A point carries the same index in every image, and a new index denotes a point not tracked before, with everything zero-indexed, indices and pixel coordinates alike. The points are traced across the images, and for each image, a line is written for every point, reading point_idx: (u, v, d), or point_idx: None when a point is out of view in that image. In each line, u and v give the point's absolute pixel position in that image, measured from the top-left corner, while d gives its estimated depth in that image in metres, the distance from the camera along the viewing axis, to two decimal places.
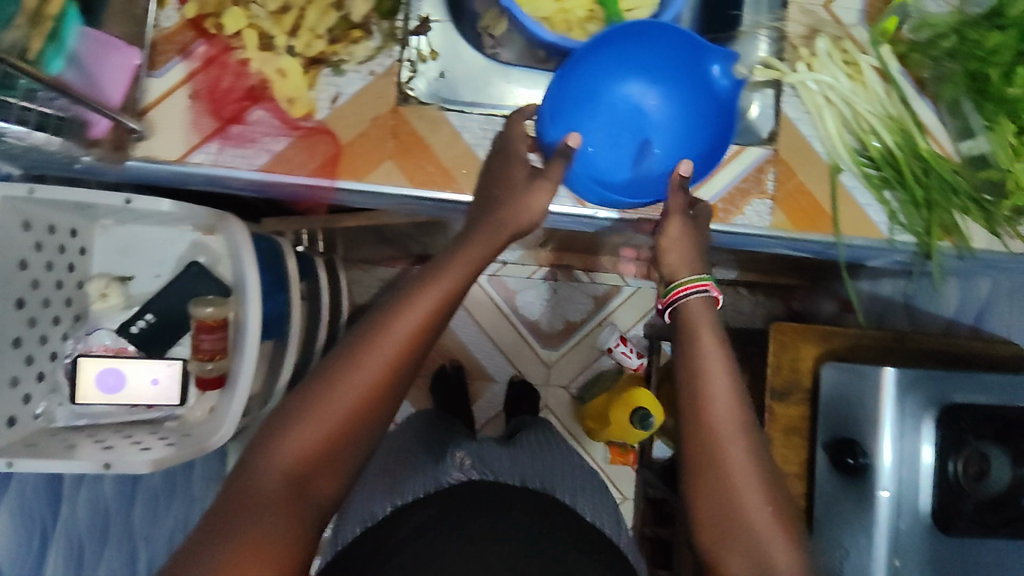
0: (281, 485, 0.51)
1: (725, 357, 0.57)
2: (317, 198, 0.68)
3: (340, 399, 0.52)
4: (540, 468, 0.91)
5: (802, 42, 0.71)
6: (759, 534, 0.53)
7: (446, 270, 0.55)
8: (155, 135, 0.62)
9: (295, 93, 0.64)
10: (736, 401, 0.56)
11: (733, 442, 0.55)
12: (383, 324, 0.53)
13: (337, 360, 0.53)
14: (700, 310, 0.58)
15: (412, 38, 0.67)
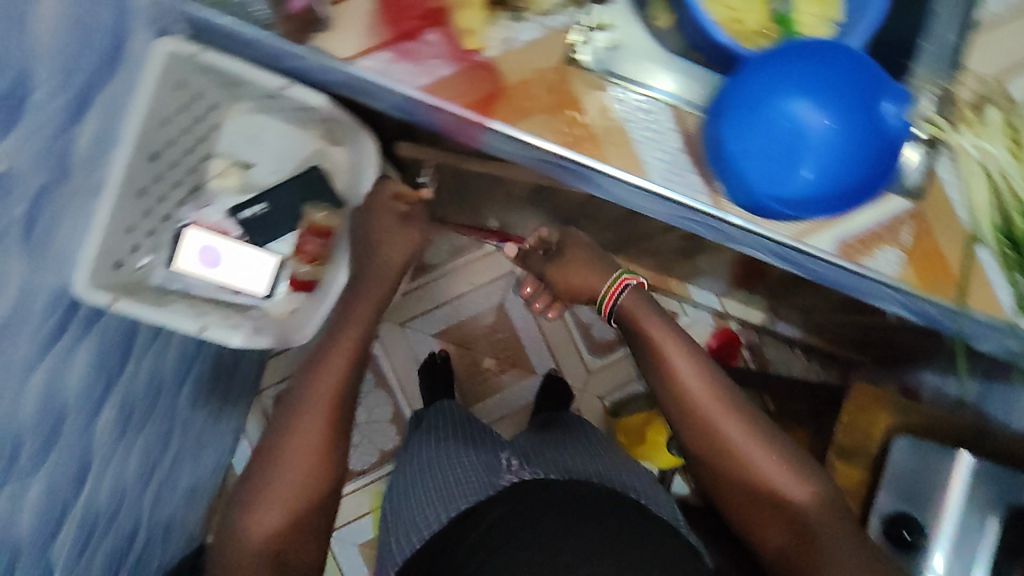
0: (264, 559, 0.67)
1: (677, 343, 0.78)
2: (462, 133, 0.69)
3: (299, 468, 0.69)
4: (568, 458, 0.90)
5: (969, 107, 0.68)
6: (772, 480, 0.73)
7: (335, 340, 0.75)
8: (334, 30, 0.64)
9: (472, 26, 0.65)
10: (725, 396, 0.76)
11: (728, 420, 0.74)
12: (340, 337, 0.75)
13: (266, 467, 0.69)
14: (636, 302, 0.82)
15: (593, 6, 0.68)
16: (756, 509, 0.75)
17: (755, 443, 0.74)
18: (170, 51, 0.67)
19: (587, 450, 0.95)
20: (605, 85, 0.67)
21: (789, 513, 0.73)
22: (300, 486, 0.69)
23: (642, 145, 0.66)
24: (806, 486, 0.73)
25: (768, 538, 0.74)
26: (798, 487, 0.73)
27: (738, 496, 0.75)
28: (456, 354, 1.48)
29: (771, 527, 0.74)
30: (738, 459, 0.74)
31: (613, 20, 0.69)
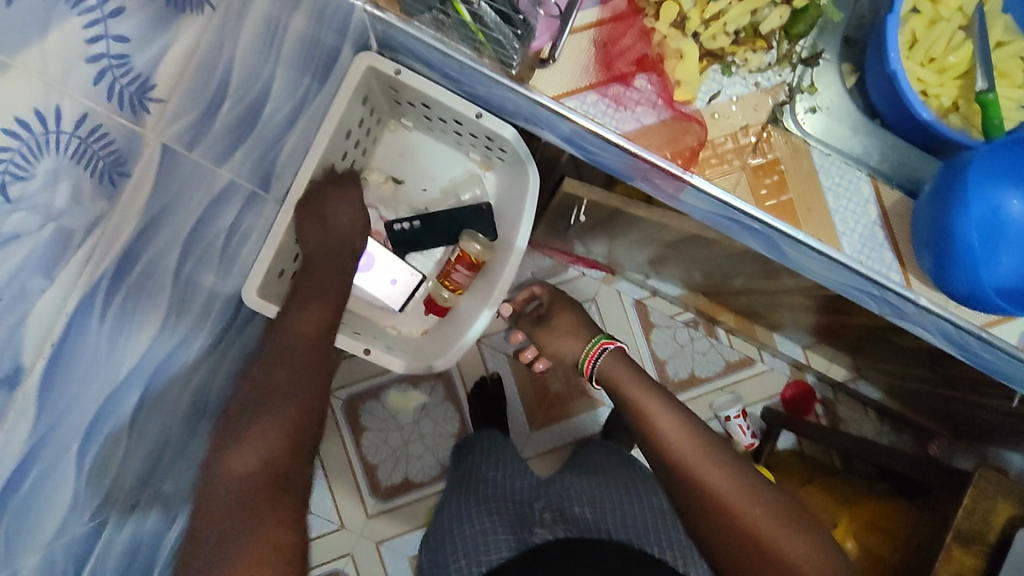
0: (254, 484, 0.56)
1: (662, 406, 0.77)
2: (649, 179, 0.68)
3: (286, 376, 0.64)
4: (608, 500, 0.85)
5: None
6: (772, 534, 0.65)
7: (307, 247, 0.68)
8: (549, 67, 0.62)
9: (685, 76, 0.63)
10: (699, 446, 0.71)
11: (710, 471, 0.69)
12: (325, 277, 0.69)
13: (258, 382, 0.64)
14: (612, 360, 0.83)
15: (801, 67, 0.66)
16: (738, 554, 0.65)
17: (721, 474, 0.69)
18: (370, 64, 0.66)
19: (633, 488, 0.87)
20: (806, 149, 0.66)
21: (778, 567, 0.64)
22: (288, 416, 0.61)
23: (838, 216, 0.65)
24: (789, 528, 0.65)
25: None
26: (804, 549, 0.64)
27: (720, 542, 0.66)
28: (525, 375, 1.46)
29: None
30: (717, 500, 0.67)
31: (818, 82, 0.67)
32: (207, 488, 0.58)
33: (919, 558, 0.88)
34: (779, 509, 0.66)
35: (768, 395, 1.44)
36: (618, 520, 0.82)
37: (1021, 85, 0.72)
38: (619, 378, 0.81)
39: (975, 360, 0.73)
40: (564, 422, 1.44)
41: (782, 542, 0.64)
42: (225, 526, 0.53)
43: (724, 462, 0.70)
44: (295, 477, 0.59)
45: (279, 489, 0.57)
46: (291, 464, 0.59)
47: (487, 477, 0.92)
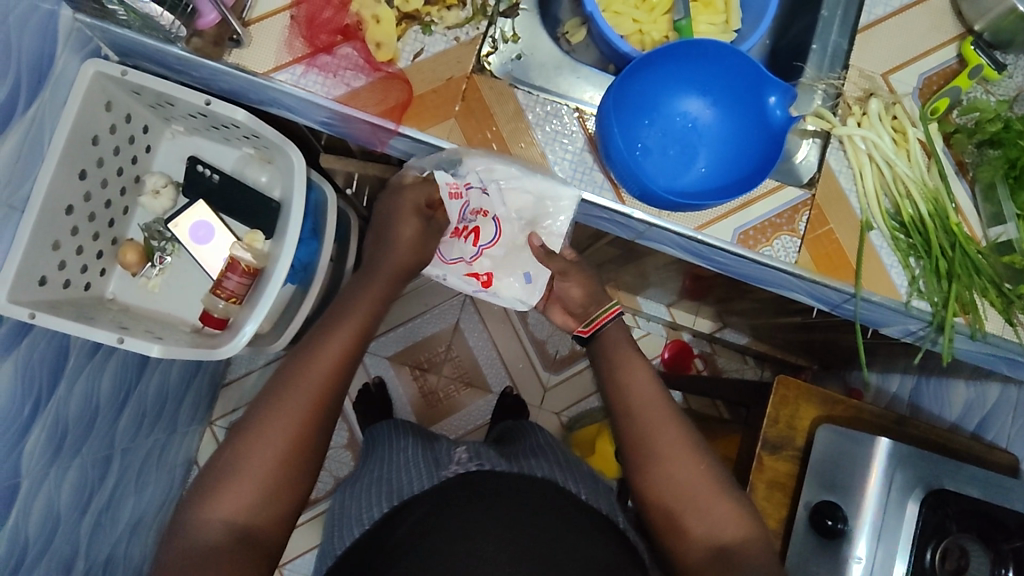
0: (222, 537, 0.60)
1: (633, 356, 0.79)
2: (378, 138, 0.72)
3: (280, 429, 0.64)
4: (528, 456, 0.84)
5: (856, 102, 0.73)
6: (703, 501, 0.70)
7: (358, 304, 0.72)
8: (249, 46, 0.67)
9: (383, 38, 0.68)
10: (660, 407, 0.74)
11: (660, 430, 0.73)
12: (347, 314, 0.71)
13: (250, 429, 0.64)
14: (613, 329, 0.81)
15: (500, 18, 0.73)
16: (666, 508, 0.71)
17: (684, 460, 0.72)
18: (98, 70, 0.70)
19: (554, 455, 0.87)
20: (512, 89, 0.70)
21: (704, 523, 0.69)
22: (262, 473, 0.63)
23: (551, 149, 0.70)
24: (721, 480, 0.71)
25: (683, 552, 0.69)
26: (730, 513, 0.69)
27: (646, 490, 0.72)
28: (411, 377, 1.48)
29: (693, 547, 0.69)
30: (662, 465, 0.72)
31: (520, 30, 0.74)
32: (181, 525, 0.62)
33: (746, 472, 0.90)
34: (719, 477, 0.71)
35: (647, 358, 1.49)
36: (545, 467, 0.81)
37: (724, 12, 0.79)
38: (613, 340, 0.80)
39: (731, 270, 0.76)
40: (450, 417, 1.46)
41: (712, 513, 0.69)
42: (189, 567, 0.58)
43: (675, 422, 0.74)
44: (265, 533, 0.63)
45: (246, 546, 0.61)
46: (260, 524, 0.63)
47: (401, 446, 0.92)
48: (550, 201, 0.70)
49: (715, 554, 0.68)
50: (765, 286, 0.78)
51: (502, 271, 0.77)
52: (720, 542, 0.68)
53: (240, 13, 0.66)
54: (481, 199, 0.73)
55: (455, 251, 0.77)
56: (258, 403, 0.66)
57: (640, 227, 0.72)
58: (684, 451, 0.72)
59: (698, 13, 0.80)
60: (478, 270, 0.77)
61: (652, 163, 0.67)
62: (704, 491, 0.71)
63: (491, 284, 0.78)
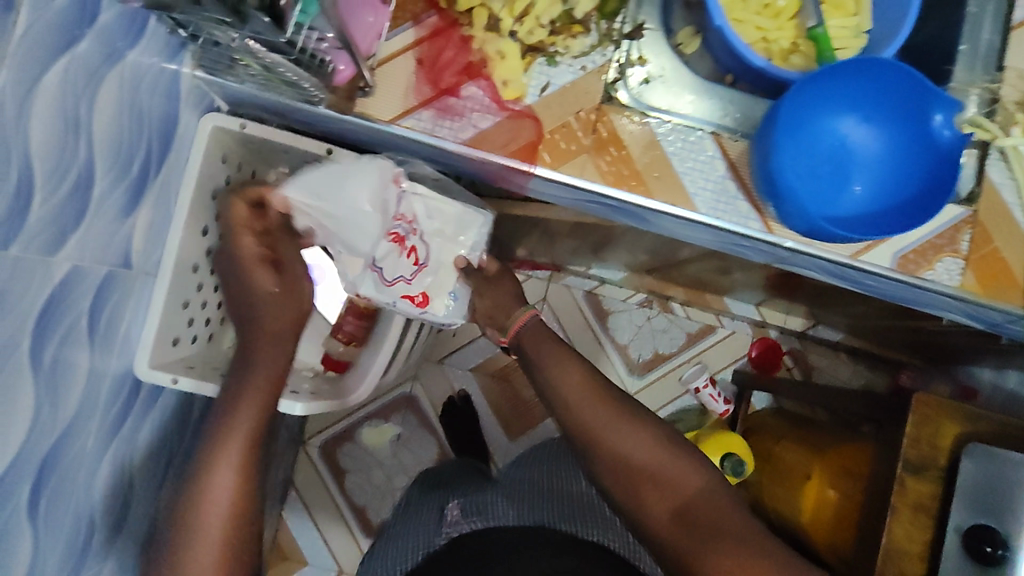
0: None
1: (558, 352, 0.78)
2: (505, 177, 0.70)
3: (213, 499, 0.62)
4: (538, 492, 0.90)
5: (1017, 107, 0.67)
6: (652, 469, 0.68)
7: (258, 348, 0.70)
8: (375, 93, 0.64)
9: (510, 76, 0.65)
10: (591, 391, 0.73)
11: (592, 408, 0.72)
12: (251, 359, 0.70)
13: (182, 513, 0.62)
14: (535, 333, 0.81)
15: (625, 42, 0.68)
16: (622, 482, 0.69)
17: (628, 433, 0.70)
18: (217, 125, 0.69)
19: (566, 483, 0.91)
20: (643, 118, 0.67)
21: (662, 486, 0.67)
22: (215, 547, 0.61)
23: (690, 179, 0.67)
24: (667, 448, 0.69)
25: (651, 522, 0.66)
26: (677, 471, 0.67)
27: (604, 470, 0.70)
28: (495, 388, 1.45)
29: (657, 516, 0.66)
30: (607, 442, 0.70)
31: (647, 52, 0.69)
32: None
33: (879, 493, 0.87)
34: (663, 441, 0.70)
35: (734, 358, 1.45)
36: (544, 510, 0.87)
37: (856, 13, 0.74)
38: (545, 347, 0.80)
39: (874, 292, 0.72)
40: (535, 429, 1.44)
41: (673, 476, 0.67)
42: None
43: (613, 402, 0.72)
44: None
45: None
46: None
47: (431, 491, 1.01)
48: (466, 221, 0.80)
49: (677, 515, 0.65)
50: (916, 307, 0.74)
51: (433, 291, 0.81)
52: (682, 502, 0.66)
53: (366, 58, 0.64)
54: (412, 211, 0.77)
55: (395, 270, 0.77)
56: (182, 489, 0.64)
57: (785, 255, 0.69)
58: (622, 426, 0.70)
59: (829, 16, 0.74)
60: (414, 292, 0.79)
61: (807, 189, 0.62)
62: (651, 459, 0.68)
63: (425, 303, 0.81)
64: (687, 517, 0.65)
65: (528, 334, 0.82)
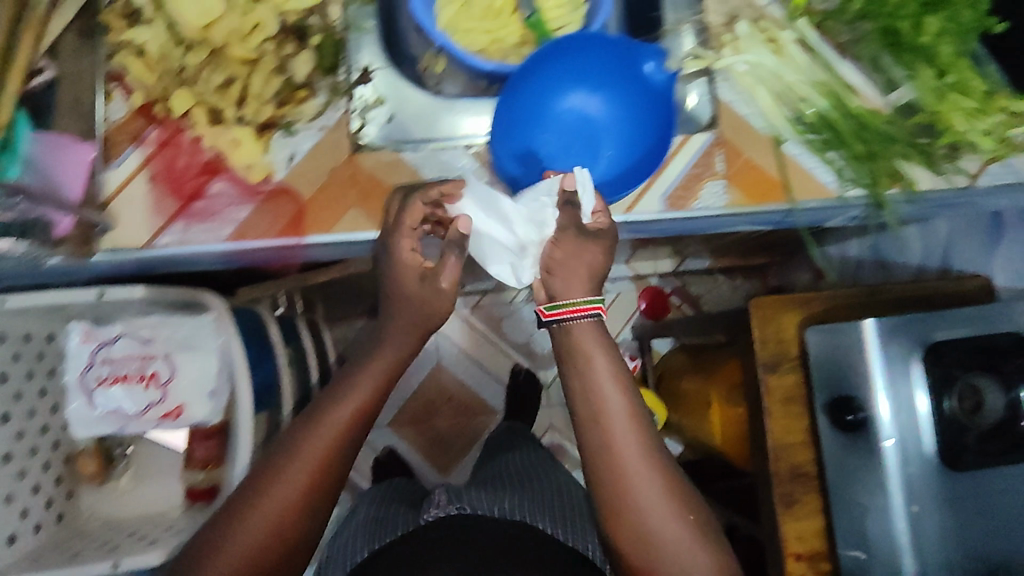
0: None
1: (614, 378, 0.64)
2: (287, 257, 0.70)
3: (283, 487, 0.64)
4: (519, 489, 0.93)
5: (723, 30, 0.72)
6: (671, 547, 0.64)
7: (368, 365, 0.70)
8: (117, 225, 0.63)
9: (251, 159, 0.65)
10: (617, 373, 0.65)
11: (597, 357, 0.64)
12: (360, 371, 0.70)
13: (258, 482, 0.65)
14: (590, 332, 0.64)
15: (357, 88, 0.70)
16: (638, 551, 0.65)
17: (616, 391, 0.64)
18: None
19: (559, 487, 0.95)
20: (399, 155, 0.68)
21: (634, 512, 0.64)
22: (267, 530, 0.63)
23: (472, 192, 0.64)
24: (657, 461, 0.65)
25: (616, 536, 0.65)
26: (689, 545, 0.64)
27: (593, 450, 0.65)
28: (414, 433, 1.43)
29: (625, 544, 0.65)
30: (629, 485, 0.64)
31: (383, 91, 0.72)
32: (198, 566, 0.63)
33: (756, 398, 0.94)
34: (675, 495, 0.65)
35: (629, 316, 1.51)
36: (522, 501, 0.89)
37: None
38: (594, 368, 0.64)
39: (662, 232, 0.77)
40: (474, 447, 1.43)
41: (657, 518, 0.64)
42: None
43: (625, 390, 0.65)
44: None
45: None
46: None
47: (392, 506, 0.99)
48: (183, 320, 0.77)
49: (639, 541, 0.64)
50: (714, 230, 0.79)
51: (191, 398, 0.76)
52: (644, 535, 0.64)
53: (96, 196, 0.62)
54: (138, 352, 0.75)
55: (140, 402, 0.75)
56: (267, 463, 0.66)
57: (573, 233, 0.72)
58: (624, 408, 0.64)
59: None
60: (168, 407, 0.76)
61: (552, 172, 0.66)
62: (626, 452, 0.64)
63: (184, 412, 0.76)
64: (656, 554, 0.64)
65: (580, 336, 0.64)
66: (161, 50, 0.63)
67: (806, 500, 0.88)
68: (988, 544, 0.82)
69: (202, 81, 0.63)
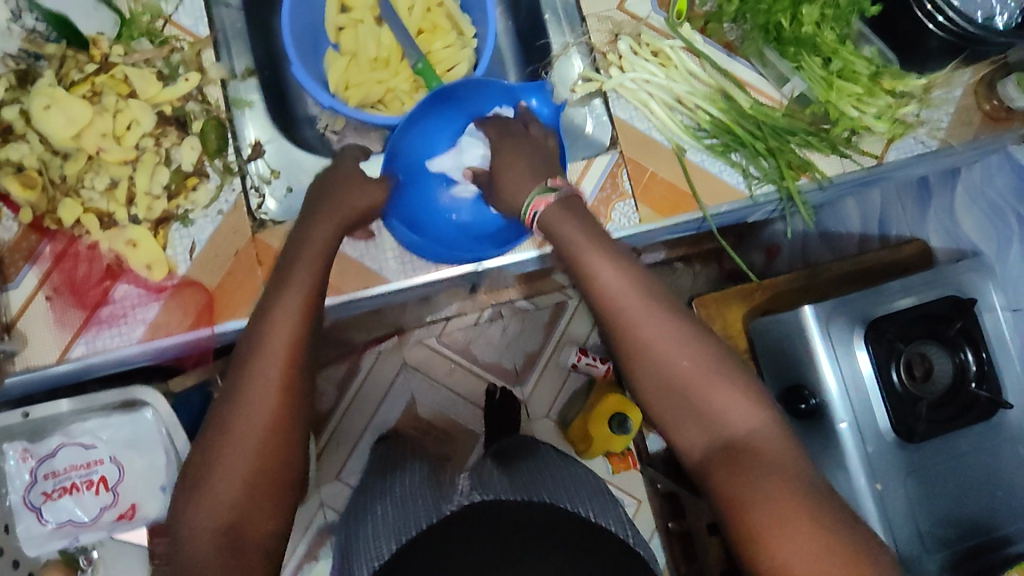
0: (212, 542, 0.53)
1: (592, 246, 0.58)
2: (207, 345, 0.69)
3: (248, 409, 0.54)
4: (530, 475, 0.84)
5: (608, 49, 0.72)
6: (705, 394, 0.55)
7: (294, 273, 0.59)
8: (26, 347, 0.62)
9: (151, 258, 0.64)
10: (598, 241, 0.58)
11: (593, 255, 0.57)
12: (291, 274, 0.58)
13: (227, 402, 0.55)
14: (559, 213, 0.59)
15: (249, 166, 0.69)
16: (666, 401, 0.56)
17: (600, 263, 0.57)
18: None
19: (565, 473, 0.86)
20: None
21: (699, 412, 0.56)
22: (248, 463, 0.54)
23: None
24: (692, 346, 0.56)
25: (678, 442, 0.57)
26: (730, 401, 0.55)
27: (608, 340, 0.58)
28: None
29: (685, 429, 0.56)
30: (645, 352, 0.56)
31: (275, 165, 0.70)
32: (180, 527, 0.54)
33: None
34: (711, 365, 0.56)
35: None
36: (537, 481, 0.81)
37: (452, 28, 0.77)
38: (562, 237, 0.59)
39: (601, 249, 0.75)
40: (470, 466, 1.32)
41: (717, 405, 0.55)
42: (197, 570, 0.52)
43: (618, 260, 0.58)
44: (257, 533, 0.55)
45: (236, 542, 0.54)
46: (260, 523, 0.55)
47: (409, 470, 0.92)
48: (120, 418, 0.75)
49: (722, 450, 0.55)
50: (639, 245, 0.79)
51: (142, 496, 0.76)
52: (721, 439, 0.55)
53: None
54: (80, 460, 0.74)
55: (91, 508, 0.74)
56: (224, 393, 0.56)
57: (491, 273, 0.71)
58: (627, 284, 0.57)
59: (430, 42, 0.76)
60: (121, 508, 0.75)
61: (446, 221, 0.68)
62: (656, 340, 0.56)
63: (138, 511, 0.76)
64: (728, 453, 0.54)
65: (548, 221, 0.60)
66: (40, 164, 0.63)
67: None
68: (956, 505, 0.83)
69: (87, 188, 0.63)
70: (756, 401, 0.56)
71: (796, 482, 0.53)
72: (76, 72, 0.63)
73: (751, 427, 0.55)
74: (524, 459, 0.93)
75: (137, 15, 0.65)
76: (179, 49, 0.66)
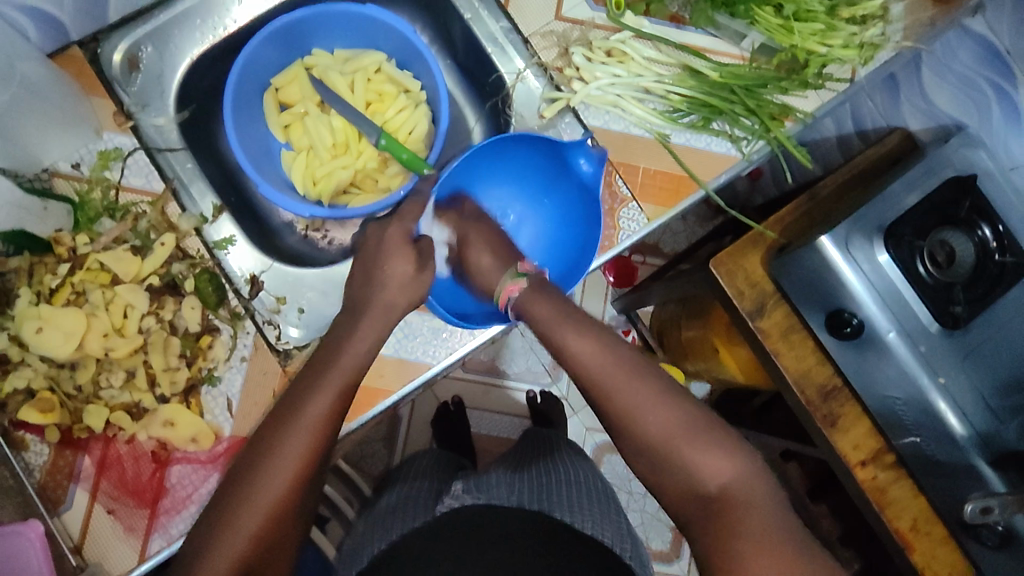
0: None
1: (567, 325, 0.60)
2: None
3: (273, 475, 0.53)
4: (541, 472, 0.82)
5: (562, 64, 0.71)
6: (683, 451, 0.56)
7: (336, 358, 0.58)
8: (103, 564, 0.59)
9: (192, 430, 0.61)
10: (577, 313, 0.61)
11: (566, 329, 0.59)
12: (325, 364, 0.57)
13: (249, 464, 0.54)
14: (531, 296, 0.62)
15: (254, 303, 0.66)
16: (644, 456, 0.58)
17: (580, 333, 0.60)
18: None
19: (571, 472, 0.83)
20: None
21: (687, 471, 0.56)
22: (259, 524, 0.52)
23: None
24: (681, 407, 0.58)
25: (665, 495, 0.58)
26: (713, 459, 0.56)
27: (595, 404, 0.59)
28: None
29: (667, 487, 0.57)
30: (620, 411, 0.57)
31: (277, 290, 0.68)
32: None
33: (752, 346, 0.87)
34: (690, 424, 0.57)
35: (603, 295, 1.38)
36: (529, 480, 0.80)
37: (399, 90, 0.74)
38: (533, 314, 0.61)
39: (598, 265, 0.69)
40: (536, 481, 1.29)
41: (700, 463, 0.56)
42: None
43: (602, 333, 0.60)
44: None
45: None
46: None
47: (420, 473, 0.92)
48: None
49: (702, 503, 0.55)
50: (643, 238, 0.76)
51: None
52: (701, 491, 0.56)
53: (62, 545, 0.59)
54: None
55: None
56: (245, 457, 0.54)
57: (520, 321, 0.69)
58: (601, 351, 0.59)
59: (381, 111, 0.74)
60: None
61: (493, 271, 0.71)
62: (638, 399, 0.57)
63: None
64: (713, 505, 0.55)
65: (523, 305, 0.62)
66: (50, 383, 0.62)
67: (846, 411, 0.84)
68: None
69: (106, 389, 0.62)
70: (739, 454, 0.57)
71: (780, 537, 0.52)
72: (51, 277, 0.61)
73: (736, 480, 0.55)
74: (526, 456, 0.90)
75: (87, 195, 0.63)
76: (143, 214, 0.64)
